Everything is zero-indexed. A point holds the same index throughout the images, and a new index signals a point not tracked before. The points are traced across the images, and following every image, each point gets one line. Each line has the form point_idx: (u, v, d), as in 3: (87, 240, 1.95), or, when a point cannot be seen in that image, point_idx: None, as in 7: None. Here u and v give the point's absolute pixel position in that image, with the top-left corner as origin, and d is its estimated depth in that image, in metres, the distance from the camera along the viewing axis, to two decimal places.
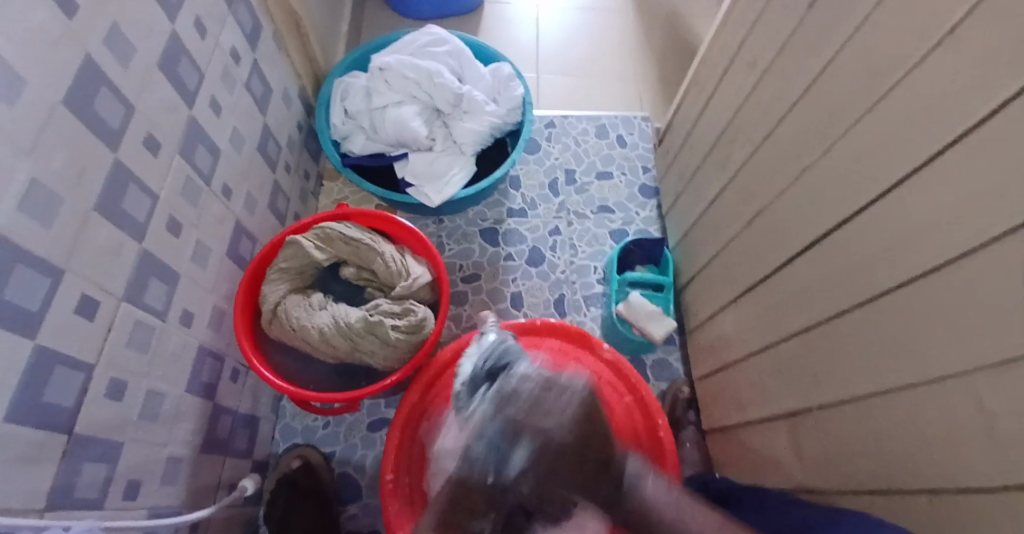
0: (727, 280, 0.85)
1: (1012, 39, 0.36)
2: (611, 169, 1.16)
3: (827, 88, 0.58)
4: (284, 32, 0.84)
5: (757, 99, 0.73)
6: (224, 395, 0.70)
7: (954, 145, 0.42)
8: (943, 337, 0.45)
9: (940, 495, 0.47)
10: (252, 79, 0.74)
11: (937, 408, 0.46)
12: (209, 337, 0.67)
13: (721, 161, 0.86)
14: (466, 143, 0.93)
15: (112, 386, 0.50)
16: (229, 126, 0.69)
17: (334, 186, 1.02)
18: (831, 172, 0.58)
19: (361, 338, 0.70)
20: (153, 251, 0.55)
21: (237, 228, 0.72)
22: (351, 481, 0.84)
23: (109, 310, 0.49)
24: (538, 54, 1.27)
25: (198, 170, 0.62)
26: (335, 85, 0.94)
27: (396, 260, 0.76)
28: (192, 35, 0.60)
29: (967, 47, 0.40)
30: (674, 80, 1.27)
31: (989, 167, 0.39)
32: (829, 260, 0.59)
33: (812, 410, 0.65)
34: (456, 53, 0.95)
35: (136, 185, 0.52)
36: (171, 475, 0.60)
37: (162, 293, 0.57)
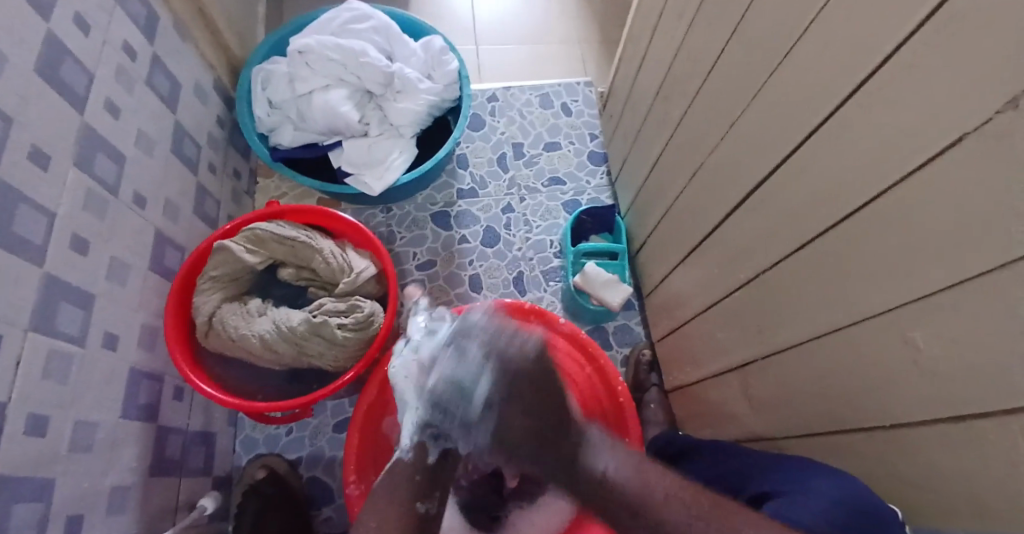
0: (676, 242, 0.86)
1: None
2: (558, 139, 1.14)
3: (750, 39, 0.57)
4: (188, 20, 0.78)
5: (689, 54, 0.72)
6: (169, 414, 0.67)
7: (869, 92, 0.42)
8: (874, 286, 0.46)
9: (881, 430, 0.49)
10: (155, 75, 0.69)
11: (875, 351, 0.47)
12: (142, 357, 0.63)
13: (661, 120, 0.85)
14: (403, 125, 0.89)
15: (31, 422, 0.47)
16: (133, 129, 0.64)
17: (270, 183, 0.97)
18: (762, 128, 0.57)
19: (306, 340, 0.68)
20: (59, 273, 0.51)
21: (159, 238, 0.68)
22: (322, 483, 0.82)
23: (15, 342, 0.45)
24: (474, 25, 1.23)
25: (101, 180, 0.57)
26: (253, 74, 0.89)
27: (336, 255, 0.73)
28: (73, 32, 0.55)
29: None
30: (613, 41, 1.25)
31: (902, 115, 0.39)
32: (768, 215, 0.59)
33: (763, 362, 0.66)
34: (382, 29, 0.91)
35: (29, 204, 0.48)
36: (118, 505, 0.57)
37: (78, 318, 0.53)
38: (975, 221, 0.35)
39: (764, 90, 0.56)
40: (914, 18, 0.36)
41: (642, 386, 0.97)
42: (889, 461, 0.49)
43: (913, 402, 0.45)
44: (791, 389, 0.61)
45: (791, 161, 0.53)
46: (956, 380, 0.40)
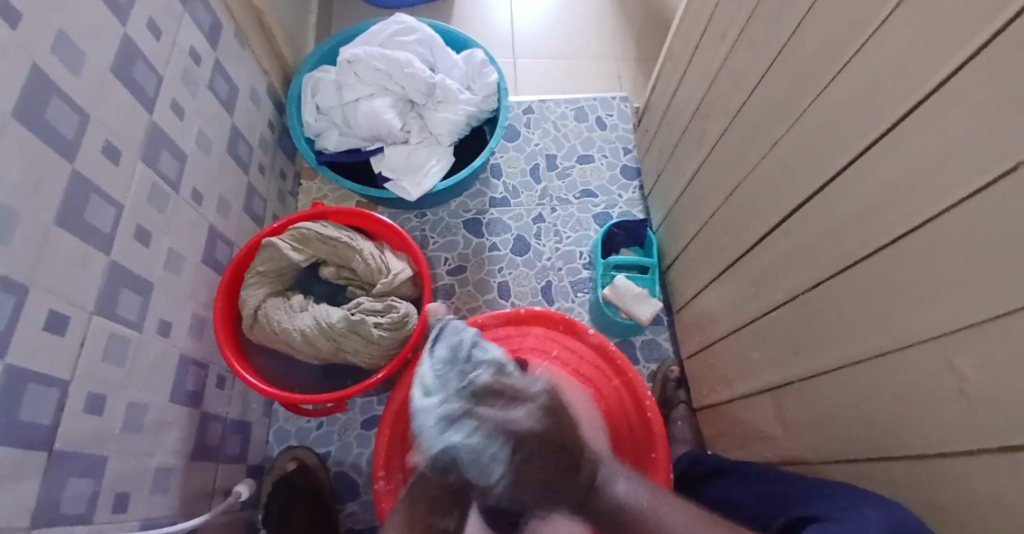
0: (709, 258, 0.86)
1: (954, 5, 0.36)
2: (592, 152, 1.15)
3: (794, 58, 0.57)
4: (246, 29, 0.82)
5: (730, 70, 0.72)
6: (211, 402, 0.70)
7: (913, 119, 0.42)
8: (913, 306, 0.45)
9: (920, 457, 0.49)
10: (215, 79, 0.73)
11: (913, 372, 0.47)
12: (190, 344, 0.66)
13: (697, 136, 0.86)
14: (442, 133, 0.92)
15: (90, 399, 0.50)
16: (194, 129, 0.67)
17: (312, 185, 1.01)
18: (802, 145, 0.57)
19: (345, 337, 0.70)
20: (123, 260, 0.54)
21: (212, 233, 0.71)
22: (349, 480, 0.84)
23: (81, 323, 0.48)
24: (513, 39, 1.26)
25: (164, 176, 0.61)
26: (303, 81, 0.93)
27: (375, 256, 0.76)
28: (145, 37, 0.59)
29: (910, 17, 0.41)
30: (649, 57, 1.26)
31: (948, 137, 0.39)
32: (804, 232, 0.59)
33: (798, 382, 0.65)
34: (426, 42, 0.94)
35: (99, 195, 0.51)
36: (161, 485, 0.60)
37: (136, 305, 0.56)
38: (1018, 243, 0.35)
39: (805, 110, 0.56)
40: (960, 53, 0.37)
41: (670, 402, 0.96)
42: (927, 488, 0.48)
43: (954, 426, 0.44)
44: (824, 408, 0.61)
45: (830, 180, 0.54)
46: (1000, 405, 0.39)
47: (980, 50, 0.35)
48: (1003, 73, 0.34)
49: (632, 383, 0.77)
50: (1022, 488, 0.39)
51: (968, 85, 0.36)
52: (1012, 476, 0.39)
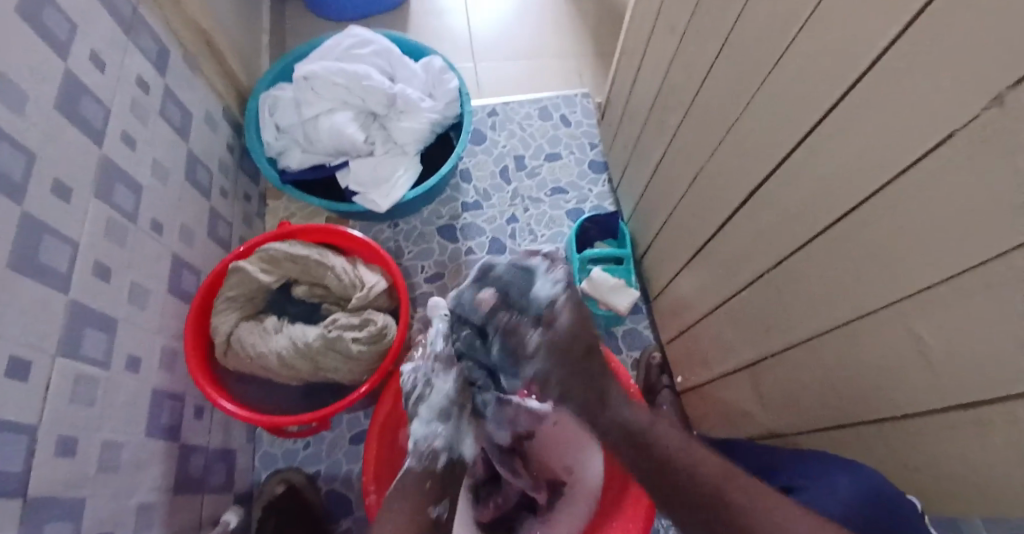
0: (680, 245, 0.87)
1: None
2: (559, 149, 1.16)
3: (742, 45, 0.59)
4: (196, 52, 0.81)
5: (682, 60, 0.73)
6: (191, 433, 0.69)
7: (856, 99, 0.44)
8: (869, 276, 0.47)
9: (888, 422, 0.50)
10: (167, 106, 0.72)
11: (875, 341, 0.49)
12: (163, 378, 0.65)
13: (657, 127, 0.87)
14: (407, 143, 0.92)
15: (61, 443, 0.48)
16: (149, 159, 0.66)
17: (279, 204, 1.00)
18: (752, 129, 0.59)
19: (322, 355, 0.70)
20: (85, 300, 0.53)
21: (176, 262, 0.70)
22: (341, 498, 0.83)
23: (45, 367, 0.47)
24: (472, 43, 1.26)
25: (121, 208, 0.60)
26: (260, 101, 0.92)
27: (347, 272, 0.75)
28: (90, 70, 0.58)
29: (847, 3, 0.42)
30: (609, 51, 1.27)
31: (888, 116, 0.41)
32: (762, 213, 0.61)
33: (772, 359, 0.66)
34: (384, 52, 0.94)
35: (53, 234, 0.50)
36: (144, 522, 0.59)
37: (102, 343, 0.55)
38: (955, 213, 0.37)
39: (757, 95, 0.58)
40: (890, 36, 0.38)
41: (654, 389, 0.98)
42: (899, 451, 0.50)
43: (919, 390, 0.45)
44: (798, 384, 0.62)
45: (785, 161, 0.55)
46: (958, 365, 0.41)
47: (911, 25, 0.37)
48: (933, 49, 0.35)
49: (616, 370, 0.78)
50: (980, 442, 0.40)
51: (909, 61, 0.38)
52: (974, 434, 0.41)
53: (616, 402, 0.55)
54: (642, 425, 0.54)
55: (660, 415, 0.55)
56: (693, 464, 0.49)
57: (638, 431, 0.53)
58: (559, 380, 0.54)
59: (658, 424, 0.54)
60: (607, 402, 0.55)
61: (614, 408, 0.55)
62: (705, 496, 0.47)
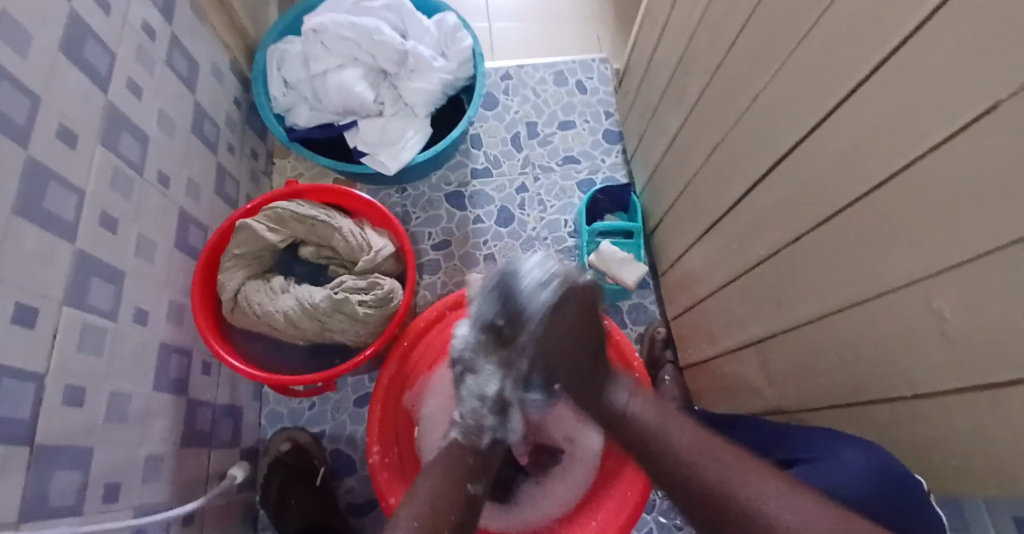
0: (694, 219, 0.85)
1: None
2: (573, 117, 1.13)
3: (771, 7, 0.56)
4: (201, 1, 0.78)
5: (709, 22, 0.70)
6: (198, 388, 0.69)
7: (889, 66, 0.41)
8: (894, 252, 0.45)
9: (903, 402, 0.49)
10: (173, 56, 0.69)
11: (893, 320, 0.48)
12: (170, 333, 0.65)
13: (678, 94, 0.84)
14: (417, 104, 0.89)
15: (69, 392, 0.48)
16: (155, 109, 0.65)
17: (286, 164, 0.98)
18: (781, 98, 0.56)
19: (329, 316, 0.69)
20: (90, 250, 0.52)
21: (183, 217, 0.69)
22: (346, 457, 0.84)
23: (52, 316, 0.47)
24: (486, 3, 1.21)
25: (126, 159, 0.59)
26: (267, 55, 0.89)
27: (355, 233, 0.74)
28: (95, 14, 0.56)
29: None
30: (628, 16, 1.23)
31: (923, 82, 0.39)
32: (784, 185, 0.59)
33: (782, 336, 0.66)
34: (395, 8, 0.90)
35: (58, 182, 0.49)
36: (153, 473, 0.59)
37: (109, 294, 0.55)
38: (992, 185, 0.35)
39: (784, 63, 0.55)
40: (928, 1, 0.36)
41: (659, 362, 0.98)
42: (910, 432, 0.49)
43: (936, 369, 0.44)
44: (809, 361, 0.62)
45: (809, 132, 0.53)
46: (980, 345, 0.40)
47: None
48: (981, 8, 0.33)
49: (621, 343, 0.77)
50: (998, 422, 0.39)
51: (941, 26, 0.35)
52: (991, 416, 0.40)
53: (609, 386, 0.60)
54: (648, 424, 0.56)
55: (669, 414, 0.57)
56: (681, 465, 0.50)
57: (621, 417, 0.58)
58: (565, 328, 0.58)
59: (662, 417, 0.56)
60: (602, 388, 0.60)
61: (608, 394, 0.60)
62: (710, 501, 0.46)
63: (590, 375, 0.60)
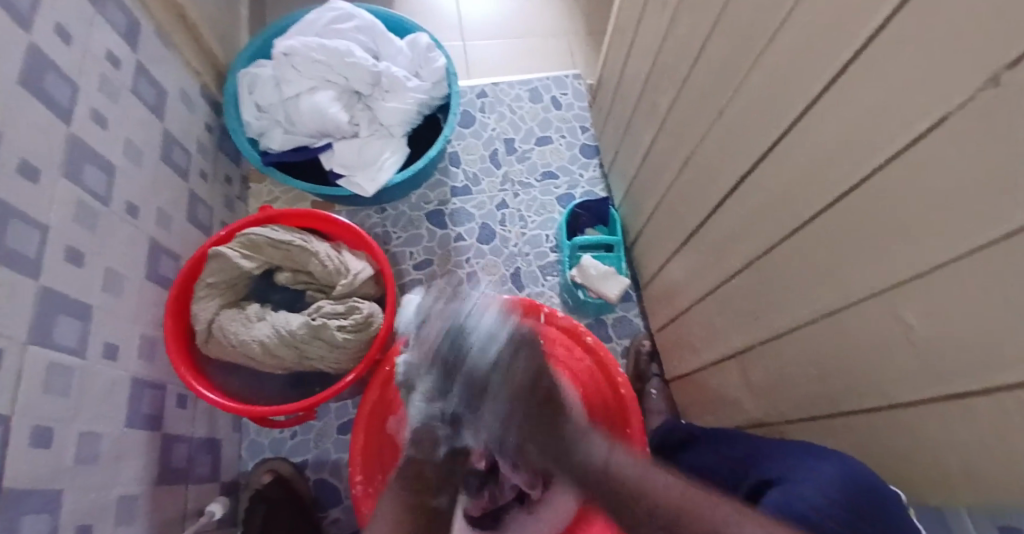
0: (671, 230, 0.86)
1: None
2: (549, 132, 1.14)
3: (734, 24, 0.57)
4: (169, 28, 0.77)
5: (675, 39, 0.71)
6: (173, 423, 0.67)
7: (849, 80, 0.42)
8: (866, 261, 0.46)
9: (878, 409, 0.49)
10: (139, 84, 0.68)
11: (869, 328, 0.48)
12: (142, 367, 0.63)
13: (650, 108, 0.85)
14: (393, 124, 0.89)
15: (36, 435, 0.46)
16: (121, 139, 0.63)
17: (262, 188, 0.97)
18: (750, 112, 0.57)
19: (307, 343, 0.68)
20: (55, 287, 0.51)
21: (154, 248, 0.67)
22: (331, 486, 0.82)
23: (16, 358, 0.45)
24: (459, 23, 1.22)
25: (91, 191, 0.57)
26: (239, 80, 0.88)
27: (332, 257, 0.73)
28: (56, 45, 0.55)
29: None
30: (599, 31, 1.25)
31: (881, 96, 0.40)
32: (758, 197, 0.60)
33: (759, 345, 0.66)
34: (367, 29, 0.90)
35: (20, 217, 0.47)
36: (126, 515, 0.57)
37: (75, 330, 0.53)
38: (955, 195, 0.36)
39: (750, 79, 0.56)
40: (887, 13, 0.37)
41: (644, 375, 0.98)
42: (890, 436, 0.50)
43: (913, 376, 0.45)
44: (789, 371, 0.62)
45: (779, 145, 0.54)
46: (952, 352, 0.40)
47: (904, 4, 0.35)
48: (929, 24, 0.34)
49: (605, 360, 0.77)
50: (976, 426, 0.40)
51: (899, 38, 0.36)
52: (968, 420, 0.40)
53: (576, 441, 0.48)
54: (627, 477, 0.45)
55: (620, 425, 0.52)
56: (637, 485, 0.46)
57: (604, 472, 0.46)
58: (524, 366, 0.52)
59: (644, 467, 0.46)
60: (566, 437, 0.48)
61: (577, 445, 0.47)
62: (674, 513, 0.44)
63: (550, 426, 0.49)
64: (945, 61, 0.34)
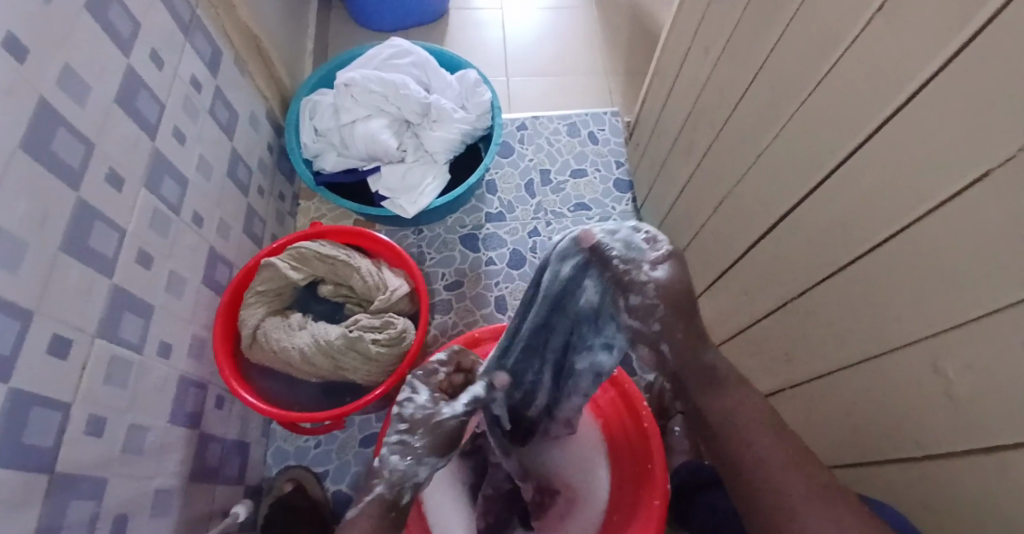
0: (702, 269, 0.87)
1: (921, 33, 0.39)
2: (585, 166, 1.17)
3: (776, 76, 0.59)
4: (246, 55, 0.84)
5: (716, 85, 0.74)
6: (211, 422, 0.70)
7: (887, 138, 0.44)
8: (899, 313, 0.47)
9: (914, 462, 0.49)
10: (215, 104, 0.74)
11: (896, 380, 0.49)
12: (191, 366, 0.67)
13: (687, 150, 0.87)
14: (437, 151, 0.93)
15: (92, 422, 0.50)
16: (196, 154, 0.69)
17: (309, 204, 1.03)
18: (786, 159, 0.59)
19: (343, 354, 0.71)
20: (124, 284, 0.55)
21: (212, 254, 0.72)
22: (347, 498, 0.84)
23: (84, 347, 0.49)
24: (505, 58, 1.28)
25: (166, 200, 0.62)
26: (300, 104, 0.95)
27: (373, 274, 0.77)
28: (149, 68, 0.61)
29: (886, 48, 0.43)
30: (639, 72, 1.29)
31: (916, 158, 0.41)
32: (792, 241, 0.61)
33: (790, 389, 0.66)
34: (421, 64, 0.96)
35: (102, 221, 0.52)
36: (161, 507, 0.60)
37: (138, 327, 0.57)
38: (985, 257, 0.37)
39: (787, 129, 0.58)
40: (930, 80, 0.39)
41: (668, 412, 0.97)
42: (920, 493, 0.49)
43: (942, 432, 0.45)
44: (818, 416, 0.62)
45: (815, 193, 0.55)
46: (982, 409, 0.40)
47: (947, 69, 0.37)
48: (968, 92, 0.36)
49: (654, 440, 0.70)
50: (1004, 484, 0.40)
51: (948, 98, 0.38)
52: (995, 480, 0.40)
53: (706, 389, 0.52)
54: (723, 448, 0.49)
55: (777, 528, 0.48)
56: None
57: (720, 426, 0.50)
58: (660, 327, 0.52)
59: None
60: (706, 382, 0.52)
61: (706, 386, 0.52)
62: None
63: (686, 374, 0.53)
64: (980, 127, 0.35)
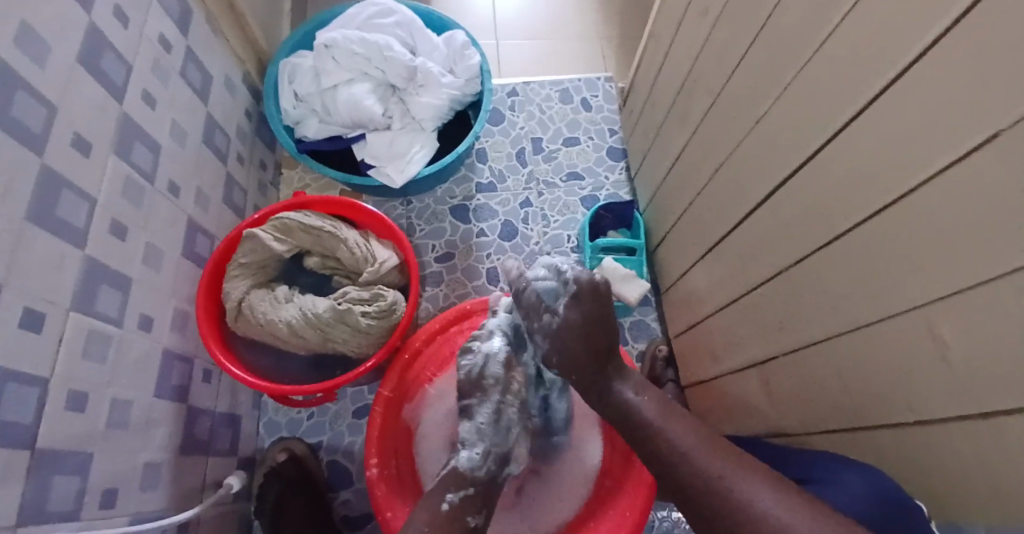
0: (696, 237, 0.86)
1: None
2: (578, 134, 1.14)
3: (773, 34, 0.57)
4: (218, 14, 0.80)
5: (713, 47, 0.71)
6: (198, 395, 0.69)
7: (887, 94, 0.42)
8: (895, 278, 0.46)
9: (906, 427, 0.49)
10: (187, 68, 0.71)
11: (890, 345, 0.48)
12: (174, 339, 0.65)
13: (682, 115, 0.85)
14: (425, 118, 0.91)
15: (72, 399, 0.49)
16: (168, 119, 0.66)
17: (293, 174, 1.00)
18: (784, 123, 0.57)
19: (332, 327, 0.70)
20: (98, 256, 0.53)
21: (191, 226, 0.70)
22: (342, 469, 0.84)
23: (57, 321, 0.47)
24: (494, 21, 1.24)
25: (138, 168, 0.60)
26: (279, 67, 0.91)
27: (360, 245, 0.75)
28: (113, 25, 0.57)
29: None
30: (632, 35, 1.25)
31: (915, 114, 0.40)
32: (787, 207, 0.59)
33: (782, 357, 0.66)
34: (406, 24, 0.92)
35: (71, 190, 0.50)
36: (151, 481, 0.59)
37: (116, 301, 0.55)
38: (984, 218, 0.36)
39: (785, 90, 0.56)
40: (932, 30, 0.37)
41: (659, 380, 0.98)
42: (915, 458, 0.49)
43: (935, 397, 0.44)
44: (808, 383, 0.61)
45: (810, 156, 0.54)
46: (977, 372, 0.40)
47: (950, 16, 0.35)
48: (972, 42, 0.34)
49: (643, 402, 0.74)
50: (997, 447, 0.39)
51: (951, 49, 0.36)
52: (987, 443, 0.40)
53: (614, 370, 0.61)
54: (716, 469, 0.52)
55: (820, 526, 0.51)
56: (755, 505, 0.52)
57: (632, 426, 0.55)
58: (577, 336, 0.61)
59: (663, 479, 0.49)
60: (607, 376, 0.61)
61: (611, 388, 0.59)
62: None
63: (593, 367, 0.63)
64: (983, 80, 0.34)
